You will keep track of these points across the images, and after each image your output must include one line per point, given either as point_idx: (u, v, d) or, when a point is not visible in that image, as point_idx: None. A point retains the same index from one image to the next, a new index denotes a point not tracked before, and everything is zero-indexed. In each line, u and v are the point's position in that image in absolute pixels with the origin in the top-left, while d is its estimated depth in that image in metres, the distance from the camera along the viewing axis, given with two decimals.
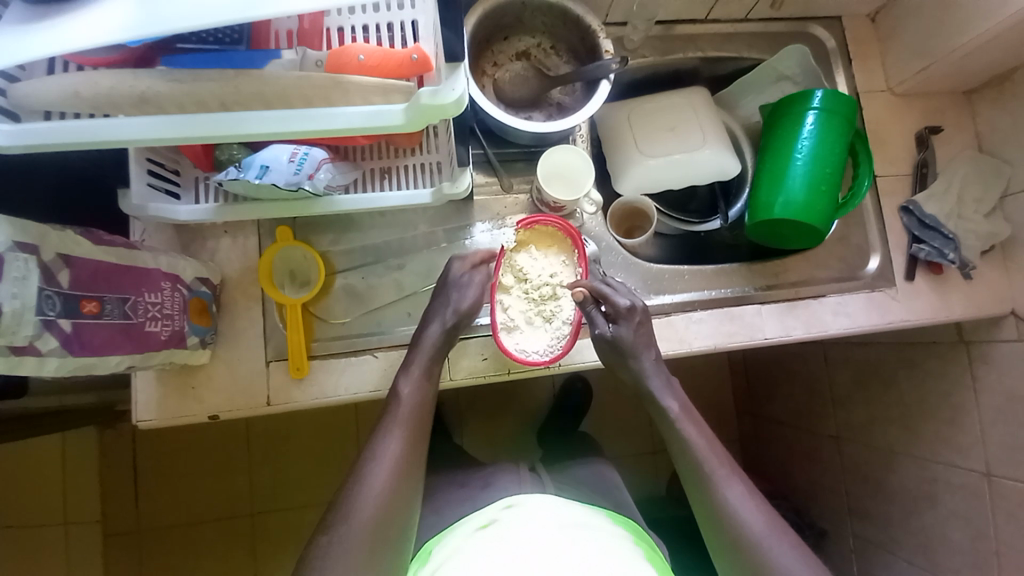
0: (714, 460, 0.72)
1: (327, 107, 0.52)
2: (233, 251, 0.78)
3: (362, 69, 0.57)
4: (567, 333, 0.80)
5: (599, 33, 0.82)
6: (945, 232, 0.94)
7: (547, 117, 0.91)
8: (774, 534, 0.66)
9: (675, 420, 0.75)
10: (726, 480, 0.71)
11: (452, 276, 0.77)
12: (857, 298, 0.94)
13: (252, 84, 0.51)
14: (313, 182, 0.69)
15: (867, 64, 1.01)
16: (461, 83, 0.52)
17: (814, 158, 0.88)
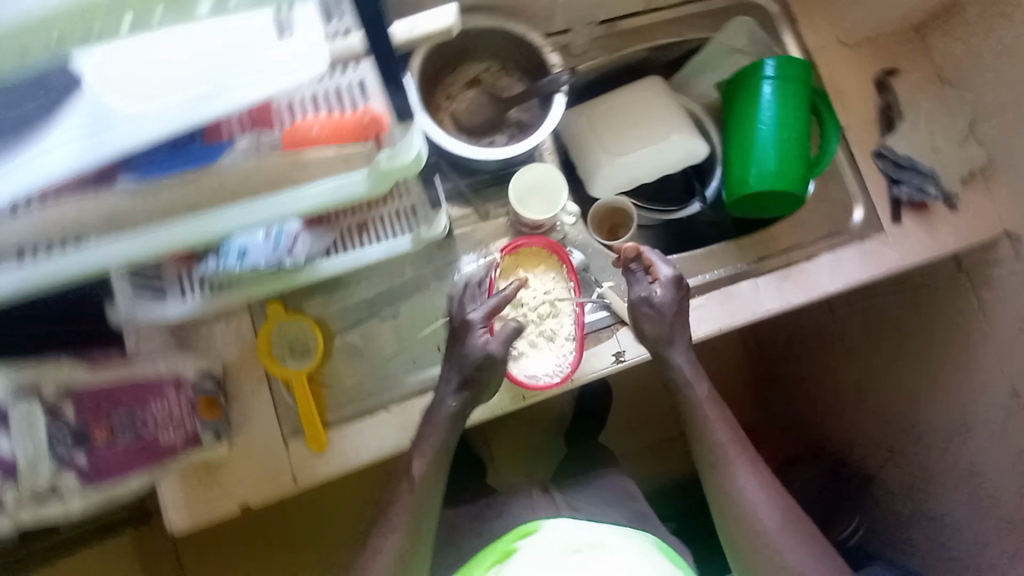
0: (734, 449, 0.75)
1: (291, 189, 0.54)
2: (228, 336, 0.78)
3: (321, 143, 0.55)
4: (573, 348, 0.80)
5: (546, 50, 0.83)
6: (920, 169, 0.95)
7: (509, 139, 0.92)
8: (786, 532, 0.70)
9: (701, 408, 0.77)
10: (744, 469, 0.74)
11: (467, 335, 0.74)
12: (848, 252, 0.94)
13: (213, 180, 0.52)
14: (293, 255, 0.72)
15: (813, 19, 1.01)
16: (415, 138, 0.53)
17: (778, 127, 0.89)
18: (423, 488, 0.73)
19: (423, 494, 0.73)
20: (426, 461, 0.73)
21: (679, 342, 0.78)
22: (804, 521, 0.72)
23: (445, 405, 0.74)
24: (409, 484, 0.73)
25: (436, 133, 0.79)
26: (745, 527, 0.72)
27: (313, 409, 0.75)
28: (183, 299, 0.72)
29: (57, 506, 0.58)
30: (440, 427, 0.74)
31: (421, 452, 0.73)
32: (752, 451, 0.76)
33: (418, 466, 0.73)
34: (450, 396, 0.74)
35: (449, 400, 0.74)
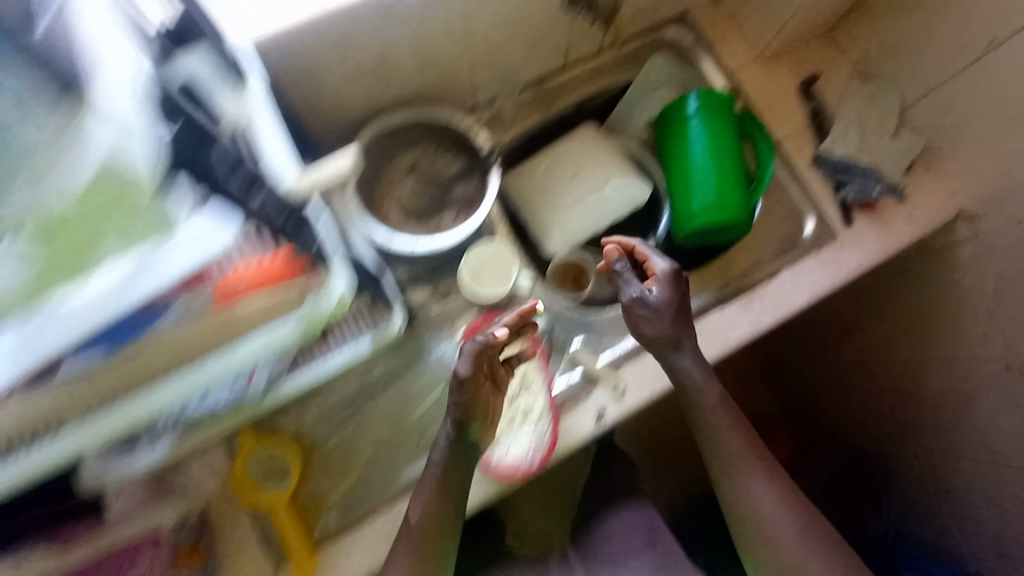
0: (745, 454, 0.82)
1: (227, 347, 0.56)
2: (206, 472, 0.77)
3: (252, 295, 0.56)
4: (549, 421, 0.81)
5: (472, 129, 0.88)
6: (861, 169, 0.96)
7: (457, 215, 0.91)
8: (807, 534, 0.79)
9: (713, 418, 0.83)
10: (754, 474, 0.81)
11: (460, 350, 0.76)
12: (808, 263, 0.94)
13: (156, 351, 0.53)
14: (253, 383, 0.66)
15: (727, 42, 1.03)
16: (337, 282, 0.61)
17: (711, 158, 0.90)
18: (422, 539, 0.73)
19: (427, 541, 0.73)
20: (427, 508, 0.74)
21: (687, 351, 0.81)
22: (804, 510, 0.80)
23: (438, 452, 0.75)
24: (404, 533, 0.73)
25: (379, 232, 0.80)
26: (750, 524, 0.80)
27: (298, 533, 0.76)
28: (150, 447, 0.66)
29: None
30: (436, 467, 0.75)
31: (415, 500, 0.74)
32: (757, 451, 0.83)
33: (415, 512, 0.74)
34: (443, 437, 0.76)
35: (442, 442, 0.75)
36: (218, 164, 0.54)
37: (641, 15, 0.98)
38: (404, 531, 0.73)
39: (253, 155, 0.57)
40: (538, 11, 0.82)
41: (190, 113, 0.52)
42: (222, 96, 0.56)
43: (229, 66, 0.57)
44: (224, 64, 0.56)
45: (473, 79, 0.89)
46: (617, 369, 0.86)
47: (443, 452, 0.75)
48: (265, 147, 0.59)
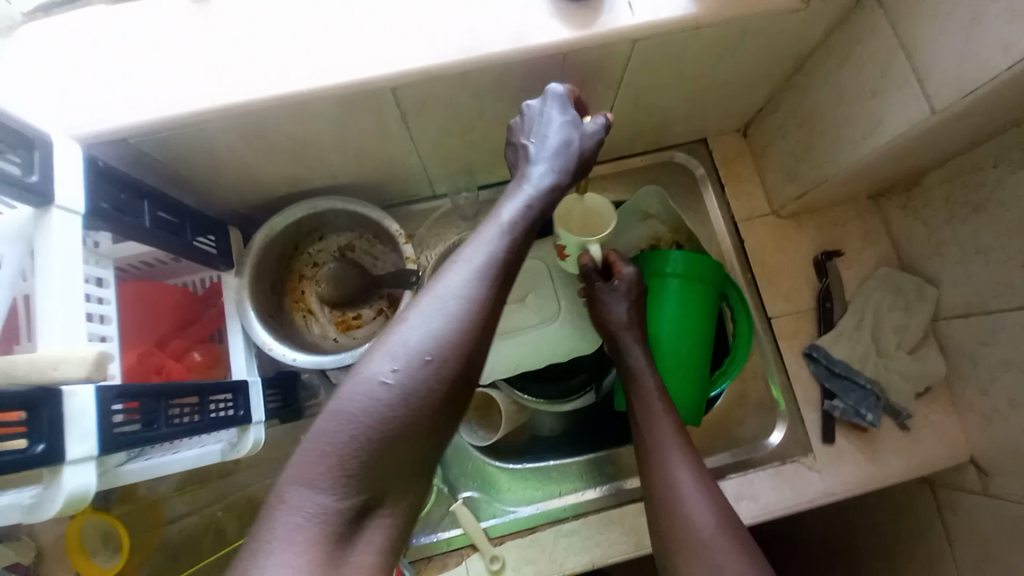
0: (658, 404, 0.70)
1: None
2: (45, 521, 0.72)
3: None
4: None
5: (399, 238, 0.75)
6: (859, 381, 0.79)
7: (378, 314, 0.82)
8: (725, 534, 0.60)
9: (629, 380, 0.73)
10: (629, 340, 0.73)
11: (531, 119, 0.58)
12: (761, 476, 0.79)
13: None
14: (35, 507, 0.42)
15: (743, 185, 0.89)
16: (77, 477, 0.43)
17: (673, 334, 0.76)
18: (426, 411, 0.44)
19: (379, 462, 0.43)
20: (430, 374, 0.44)
21: (625, 338, 0.74)
22: (702, 467, 0.66)
23: (454, 285, 0.47)
24: (392, 412, 0.43)
25: (263, 336, 0.70)
26: (679, 528, 0.62)
27: None
28: None
29: None
30: (432, 328, 0.45)
31: (418, 354, 0.44)
32: (704, 471, 0.66)
33: (419, 376, 0.44)
34: (537, 187, 0.54)
35: (494, 248, 0.49)
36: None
37: (650, 135, 0.85)
38: (380, 402, 0.42)
39: (27, 281, 0.48)
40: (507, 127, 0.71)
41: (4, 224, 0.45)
42: (22, 210, 0.46)
43: (30, 188, 0.43)
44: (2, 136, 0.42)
45: (429, 175, 0.79)
46: (500, 542, 0.76)
47: (483, 265, 0.48)
48: (50, 310, 0.44)
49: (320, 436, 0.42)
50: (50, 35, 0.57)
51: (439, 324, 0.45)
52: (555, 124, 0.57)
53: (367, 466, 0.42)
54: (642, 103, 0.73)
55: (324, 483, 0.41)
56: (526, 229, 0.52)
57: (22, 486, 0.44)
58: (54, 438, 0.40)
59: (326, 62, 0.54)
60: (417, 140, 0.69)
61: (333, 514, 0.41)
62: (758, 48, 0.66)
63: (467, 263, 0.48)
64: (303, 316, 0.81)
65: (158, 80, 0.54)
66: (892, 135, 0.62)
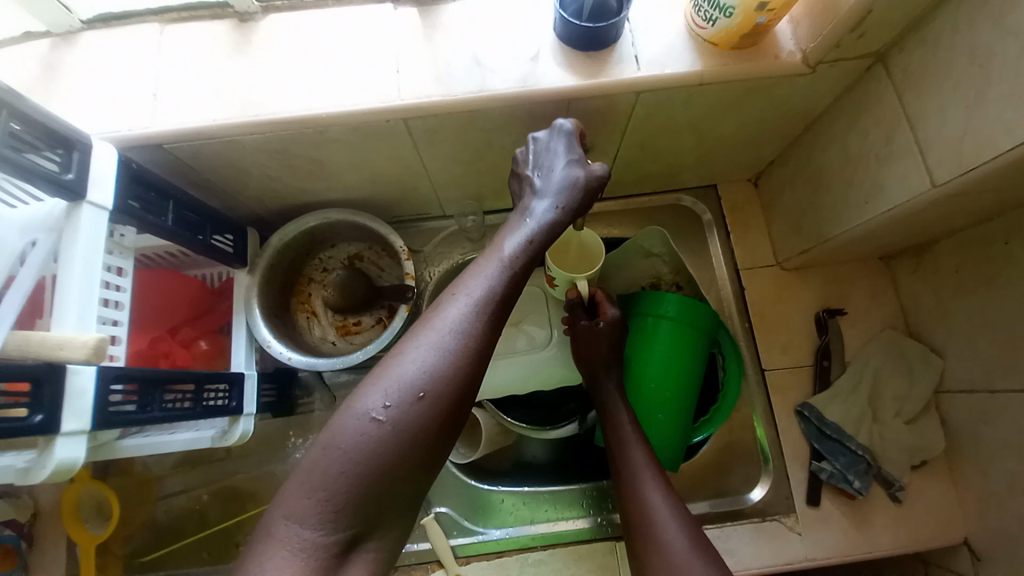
0: (627, 429, 0.71)
1: None
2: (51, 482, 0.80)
3: None
4: None
5: (401, 253, 0.78)
6: (850, 446, 0.77)
7: (377, 323, 0.86)
8: (695, 549, 0.59)
9: (602, 412, 0.74)
10: (603, 375, 0.75)
11: (537, 155, 0.60)
12: (738, 530, 0.77)
13: None
14: (26, 471, 0.46)
15: (748, 235, 0.89)
16: (68, 448, 0.46)
17: (656, 374, 0.76)
18: (420, 445, 0.46)
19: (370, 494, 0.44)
20: (423, 409, 0.46)
21: (602, 375, 0.75)
22: (676, 497, 0.66)
23: (450, 320, 0.50)
24: (385, 446, 0.44)
25: (265, 334, 0.74)
26: (653, 550, 0.61)
27: None
28: None
29: None
30: (425, 363, 0.47)
31: (410, 389, 0.46)
32: (677, 497, 0.66)
33: (411, 412, 0.46)
34: (536, 225, 0.56)
35: (488, 283, 0.52)
36: (15, 277, 0.49)
37: (657, 178, 0.86)
38: (372, 435, 0.44)
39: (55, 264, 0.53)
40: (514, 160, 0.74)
41: (36, 216, 0.51)
42: (57, 202, 0.52)
43: (65, 185, 0.48)
44: (45, 137, 0.48)
45: (438, 197, 0.83)
46: (465, 561, 0.77)
47: (479, 299, 0.51)
48: (68, 295, 0.49)
49: (314, 467, 0.44)
50: (105, 45, 0.63)
51: (433, 359, 0.47)
52: (560, 161, 0.59)
53: (358, 499, 0.43)
54: (649, 147, 0.75)
55: (314, 517, 0.42)
56: (524, 263, 0.55)
57: (19, 450, 0.48)
58: (52, 411, 0.44)
59: (345, 92, 0.59)
60: (425, 165, 0.72)
61: (320, 548, 0.42)
62: (761, 106, 0.68)
63: (463, 300, 0.51)
64: (307, 318, 0.86)
65: (194, 96, 0.59)
66: (894, 203, 0.62)
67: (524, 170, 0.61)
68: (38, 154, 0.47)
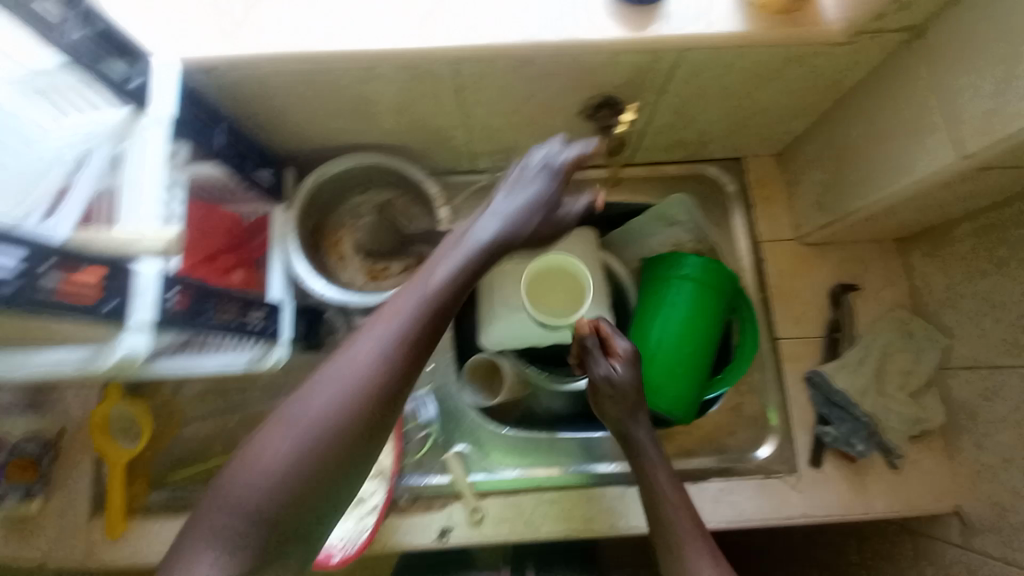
0: (661, 473, 0.70)
1: (28, 352, 0.49)
2: (81, 401, 0.83)
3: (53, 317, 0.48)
4: (370, 525, 0.73)
5: (435, 200, 0.80)
6: (855, 413, 0.81)
7: (404, 270, 0.88)
8: None
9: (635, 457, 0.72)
10: (636, 419, 0.73)
11: (527, 162, 0.60)
12: (741, 486, 0.81)
13: None
14: (96, 360, 0.48)
15: (771, 208, 0.91)
16: (132, 340, 0.48)
17: (678, 335, 0.77)
18: (335, 464, 0.47)
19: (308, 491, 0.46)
20: (342, 429, 0.47)
21: (632, 420, 0.73)
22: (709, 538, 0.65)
23: (386, 335, 0.50)
24: (301, 466, 0.46)
25: (301, 267, 0.76)
26: None
27: (121, 494, 0.79)
28: None
29: None
30: (365, 366, 0.49)
31: (329, 412, 0.47)
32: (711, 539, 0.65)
33: (329, 433, 0.47)
34: (494, 235, 0.55)
35: (428, 302, 0.52)
36: (73, 179, 0.50)
37: (684, 147, 0.88)
38: (293, 456, 0.46)
39: None
40: (550, 115, 0.76)
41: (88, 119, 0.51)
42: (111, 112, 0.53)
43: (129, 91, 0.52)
44: (113, 45, 0.51)
45: (469, 149, 0.84)
46: (483, 496, 0.80)
47: (417, 314, 0.52)
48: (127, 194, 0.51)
49: (253, 458, 0.46)
50: None
51: (359, 374, 0.49)
52: (540, 175, 0.58)
53: (272, 517, 0.45)
54: (682, 111, 0.77)
55: (234, 534, 0.44)
56: (471, 277, 0.54)
57: (78, 346, 0.49)
58: (122, 298, 0.46)
59: (395, 29, 0.60)
60: (463, 114, 0.74)
61: (233, 566, 0.43)
62: (794, 77, 0.70)
63: (401, 311, 0.52)
64: (337, 260, 0.88)
65: (247, 23, 0.60)
66: (919, 176, 0.64)
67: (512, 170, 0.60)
68: (108, 61, 0.51)
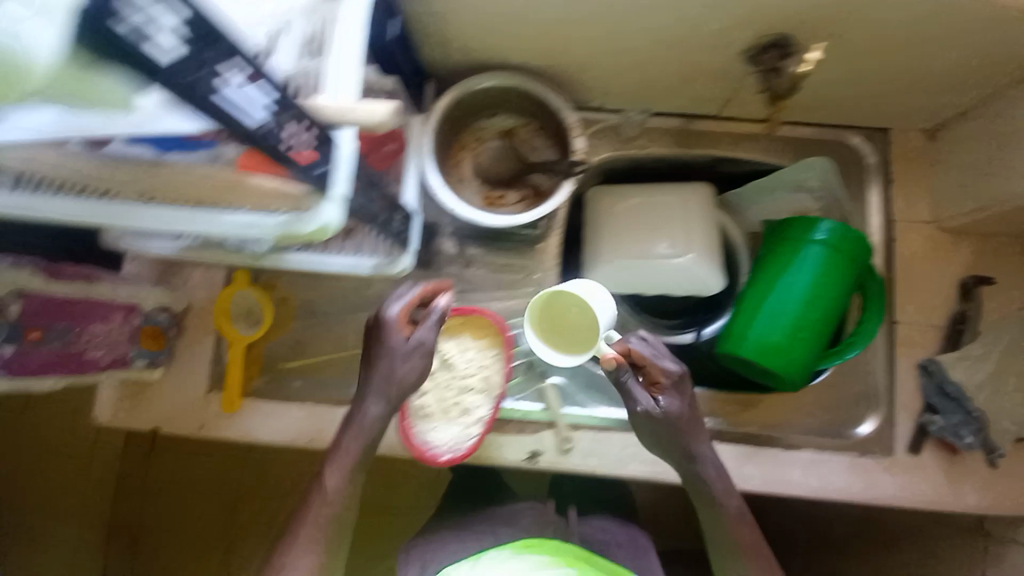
0: (721, 486, 0.70)
1: (222, 213, 0.52)
2: (202, 283, 0.87)
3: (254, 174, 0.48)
4: (477, 434, 0.77)
5: (572, 129, 0.78)
6: (968, 407, 0.78)
7: (521, 199, 0.88)
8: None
9: (690, 469, 0.70)
10: (698, 436, 0.70)
11: (383, 318, 0.69)
12: (834, 460, 0.81)
13: (157, 177, 0.51)
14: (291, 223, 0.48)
15: (912, 187, 0.86)
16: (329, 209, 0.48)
17: (805, 299, 0.76)
18: (322, 533, 0.66)
19: (333, 537, 0.66)
20: (326, 523, 0.66)
21: (695, 439, 0.70)
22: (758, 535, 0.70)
23: (335, 488, 0.67)
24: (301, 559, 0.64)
25: (433, 179, 0.76)
26: None
27: (240, 374, 0.83)
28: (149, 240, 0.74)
29: None
30: (307, 546, 0.65)
31: (304, 539, 0.65)
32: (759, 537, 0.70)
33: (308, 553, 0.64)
34: (405, 380, 0.68)
35: (374, 412, 0.68)
36: (280, 44, 0.49)
37: (835, 108, 0.83)
38: None
39: None
40: (713, 53, 0.72)
41: None
42: None
43: None
44: None
45: (609, 84, 0.82)
46: (575, 428, 0.84)
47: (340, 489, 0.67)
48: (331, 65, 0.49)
49: None
50: None
51: (314, 529, 0.65)
52: (397, 339, 0.68)
53: (297, 535, 0.65)
54: (854, 65, 0.72)
55: None
56: (401, 393, 0.69)
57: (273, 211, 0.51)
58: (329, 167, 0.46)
59: None
60: (621, 42, 0.71)
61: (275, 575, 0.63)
62: (995, 40, 0.64)
63: (343, 462, 0.68)
64: (456, 181, 0.88)
65: None
66: None
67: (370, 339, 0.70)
68: None
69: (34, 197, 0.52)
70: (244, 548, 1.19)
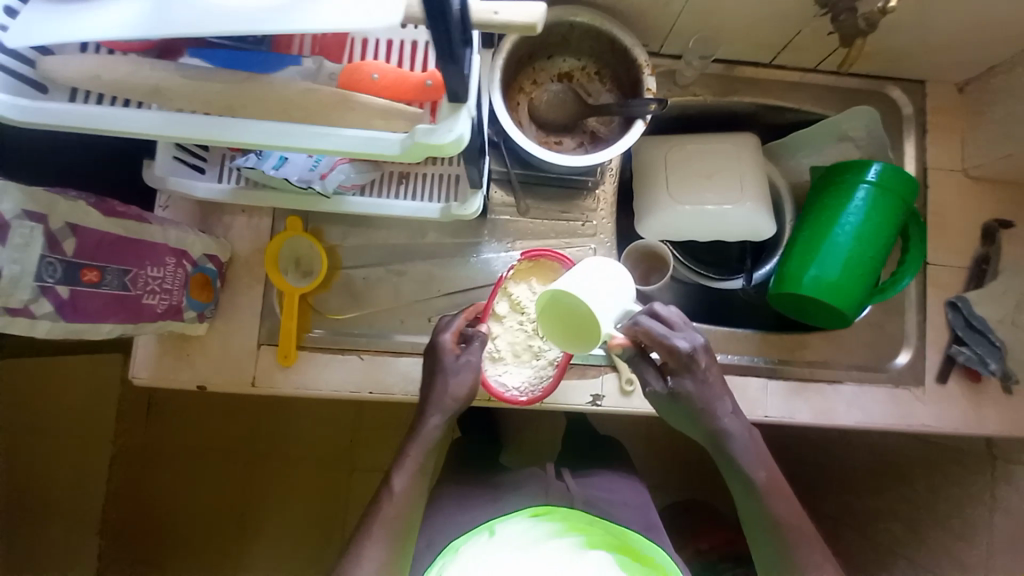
0: (745, 447, 0.73)
1: (328, 126, 0.49)
2: (246, 230, 0.83)
3: (377, 94, 0.51)
4: (551, 374, 0.78)
5: (645, 68, 0.77)
6: (992, 338, 0.85)
7: (579, 145, 0.87)
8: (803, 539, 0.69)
9: (714, 435, 0.73)
10: (716, 399, 0.73)
11: (440, 341, 0.72)
12: (873, 391, 0.87)
13: (258, 94, 0.49)
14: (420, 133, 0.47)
15: (944, 137, 0.91)
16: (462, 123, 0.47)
17: (860, 239, 0.80)
18: (390, 529, 0.66)
19: (398, 532, 0.66)
20: (394, 523, 0.66)
21: (715, 404, 0.72)
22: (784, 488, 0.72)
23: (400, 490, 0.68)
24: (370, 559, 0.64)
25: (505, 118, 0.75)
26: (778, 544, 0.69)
27: (293, 325, 0.80)
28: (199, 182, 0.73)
29: (23, 326, 0.53)
30: (376, 544, 0.65)
31: (373, 541, 0.65)
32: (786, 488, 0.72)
33: (379, 548, 0.65)
34: (460, 391, 0.70)
35: (437, 421, 0.70)
36: None
37: (879, 58, 0.87)
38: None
39: None
40: None
41: None
42: None
43: None
44: None
45: (675, 27, 0.82)
46: None
47: (409, 482, 0.69)
48: None
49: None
50: None
51: (383, 534, 0.65)
52: (461, 367, 0.70)
53: (371, 532, 0.65)
54: (912, 10, 0.76)
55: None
56: (464, 400, 0.71)
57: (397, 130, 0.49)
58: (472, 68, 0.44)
59: None
60: None
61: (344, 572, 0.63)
62: None
63: (407, 463, 0.70)
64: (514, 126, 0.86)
65: None
66: None
67: (431, 359, 0.72)
68: None
69: (110, 107, 0.49)
70: (263, 497, 1.27)
